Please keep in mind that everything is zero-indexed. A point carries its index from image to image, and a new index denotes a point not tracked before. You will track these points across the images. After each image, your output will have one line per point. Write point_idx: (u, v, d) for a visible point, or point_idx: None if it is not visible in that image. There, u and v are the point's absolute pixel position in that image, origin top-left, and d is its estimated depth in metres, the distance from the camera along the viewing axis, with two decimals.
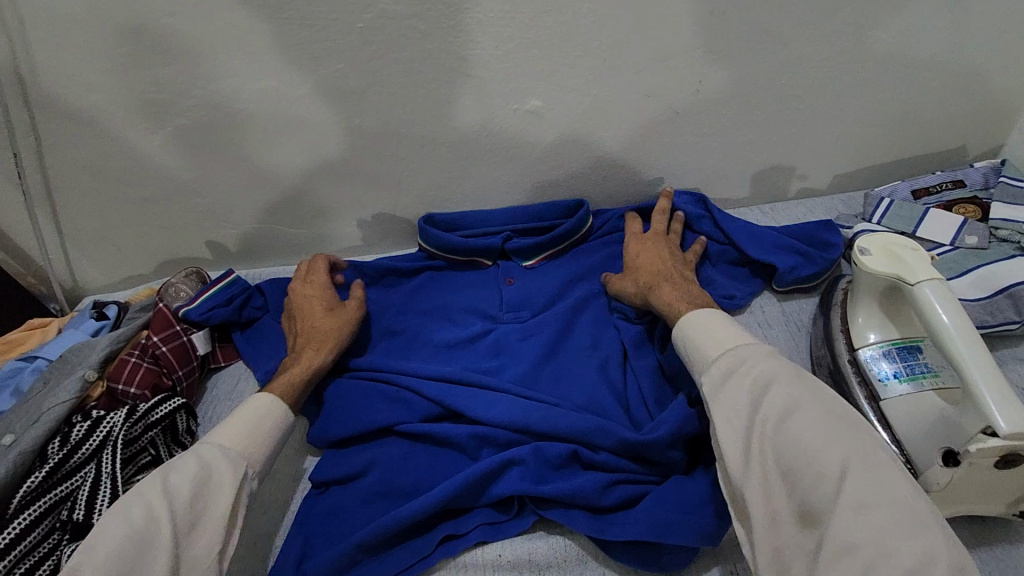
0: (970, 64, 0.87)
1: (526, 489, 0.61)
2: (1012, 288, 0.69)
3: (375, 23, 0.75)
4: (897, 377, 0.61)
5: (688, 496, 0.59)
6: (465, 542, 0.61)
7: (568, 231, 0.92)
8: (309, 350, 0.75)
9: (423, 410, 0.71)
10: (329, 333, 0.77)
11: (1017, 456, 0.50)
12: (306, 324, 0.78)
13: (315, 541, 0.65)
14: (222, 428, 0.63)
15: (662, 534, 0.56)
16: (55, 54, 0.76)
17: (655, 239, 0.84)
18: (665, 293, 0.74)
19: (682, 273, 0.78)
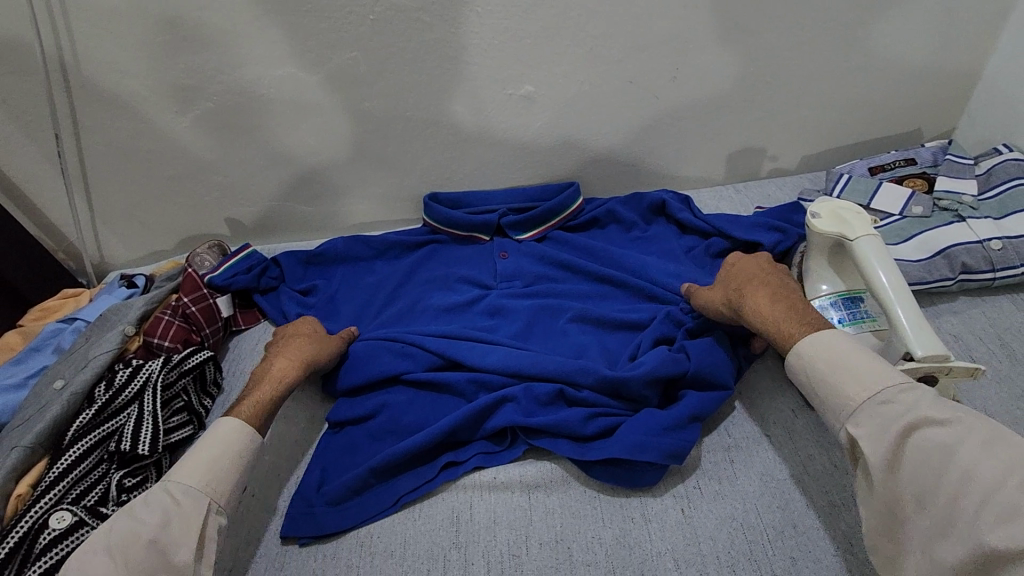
0: (922, 53, 0.96)
1: (519, 421, 0.70)
2: (947, 250, 0.78)
3: (385, 15, 0.84)
4: (841, 323, 0.70)
5: (658, 422, 0.68)
6: (464, 467, 0.70)
7: (557, 209, 1.00)
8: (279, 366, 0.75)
9: (425, 360, 0.80)
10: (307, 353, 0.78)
11: (931, 377, 0.59)
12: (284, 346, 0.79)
13: (333, 470, 0.73)
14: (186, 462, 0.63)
15: (634, 452, 0.65)
16: (99, 42, 0.85)
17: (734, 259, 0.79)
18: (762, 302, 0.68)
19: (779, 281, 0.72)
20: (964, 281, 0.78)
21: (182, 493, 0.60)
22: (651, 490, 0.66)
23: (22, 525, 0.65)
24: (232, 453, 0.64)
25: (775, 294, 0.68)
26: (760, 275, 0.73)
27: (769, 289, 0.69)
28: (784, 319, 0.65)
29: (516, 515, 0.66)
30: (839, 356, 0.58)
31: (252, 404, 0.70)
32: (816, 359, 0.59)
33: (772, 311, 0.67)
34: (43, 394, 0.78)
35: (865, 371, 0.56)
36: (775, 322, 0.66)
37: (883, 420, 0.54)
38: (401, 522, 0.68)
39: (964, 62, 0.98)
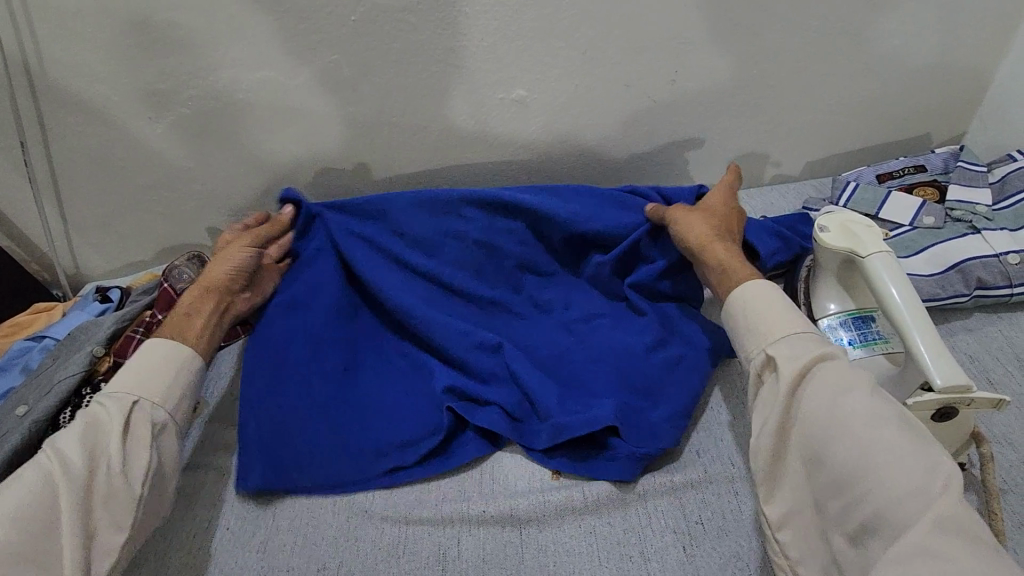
0: (932, 55, 0.92)
1: (505, 432, 0.69)
2: (961, 264, 0.74)
3: (368, 16, 0.79)
4: (852, 344, 0.66)
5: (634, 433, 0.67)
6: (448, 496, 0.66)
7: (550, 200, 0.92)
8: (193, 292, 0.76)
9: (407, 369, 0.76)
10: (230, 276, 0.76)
11: (951, 408, 0.54)
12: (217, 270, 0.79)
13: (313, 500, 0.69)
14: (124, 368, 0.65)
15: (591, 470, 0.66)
16: (64, 45, 0.81)
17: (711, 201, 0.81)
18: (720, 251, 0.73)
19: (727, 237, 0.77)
20: (979, 297, 0.74)
21: (110, 401, 0.62)
22: (649, 523, 0.62)
23: None
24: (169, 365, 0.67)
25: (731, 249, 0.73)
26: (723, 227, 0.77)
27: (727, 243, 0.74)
28: (735, 267, 0.70)
29: (506, 553, 0.62)
30: (766, 301, 0.63)
31: (173, 325, 0.71)
32: (754, 299, 0.64)
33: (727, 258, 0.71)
34: (5, 421, 0.74)
35: (777, 320, 0.61)
36: (727, 268, 0.70)
37: (795, 351, 0.58)
38: (385, 559, 0.64)
39: (977, 65, 0.94)
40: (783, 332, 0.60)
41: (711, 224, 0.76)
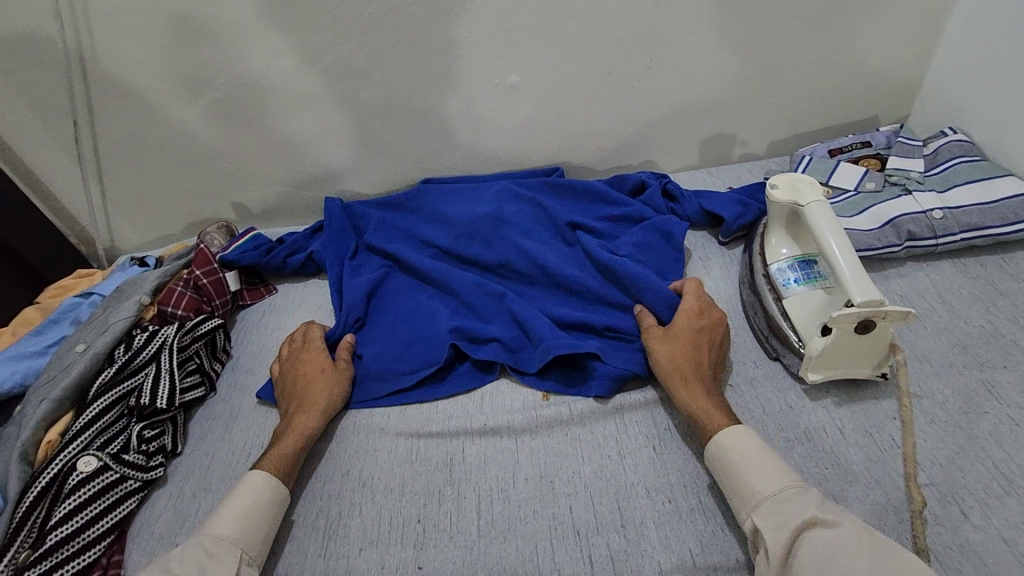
0: (876, 46, 1.05)
1: (505, 361, 0.80)
2: (895, 220, 0.86)
3: (381, 10, 0.91)
4: (797, 282, 0.78)
5: (617, 356, 0.78)
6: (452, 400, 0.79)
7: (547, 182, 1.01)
8: (302, 414, 0.76)
9: (419, 317, 0.88)
10: (318, 396, 0.78)
11: (870, 320, 0.66)
12: (304, 383, 0.79)
13: (338, 420, 0.80)
14: (217, 519, 0.64)
15: (578, 387, 0.78)
16: (115, 36, 0.92)
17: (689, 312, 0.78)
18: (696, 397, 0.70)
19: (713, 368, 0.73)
20: (911, 247, 0.86)
21: (215, 544, 0.61)
22: (625, 430, 0.74)
23: (52, 468, 0.72)
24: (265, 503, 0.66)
25: (709, 388, 0.71)
26: (702, 349, 0.74)
27: (703, 375, 0.72)
28: (713, 414, 0.68)
29: (504, 456, 0.73)
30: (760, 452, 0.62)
31: (278, 459, 0.71)
32: (737, 454, 0.63)
33: (706, 404, 0.69)
34: (65, 357, 0.85)
35: (766, 463, 0.61)
36: (706, 411, 0.68)
37: (780, 519, 0.56)
38: (401, 464, 0.75)
39: (914, 54, 1.06)
40: (771, 492, 0.58)
41: (685, 354, 0.73)
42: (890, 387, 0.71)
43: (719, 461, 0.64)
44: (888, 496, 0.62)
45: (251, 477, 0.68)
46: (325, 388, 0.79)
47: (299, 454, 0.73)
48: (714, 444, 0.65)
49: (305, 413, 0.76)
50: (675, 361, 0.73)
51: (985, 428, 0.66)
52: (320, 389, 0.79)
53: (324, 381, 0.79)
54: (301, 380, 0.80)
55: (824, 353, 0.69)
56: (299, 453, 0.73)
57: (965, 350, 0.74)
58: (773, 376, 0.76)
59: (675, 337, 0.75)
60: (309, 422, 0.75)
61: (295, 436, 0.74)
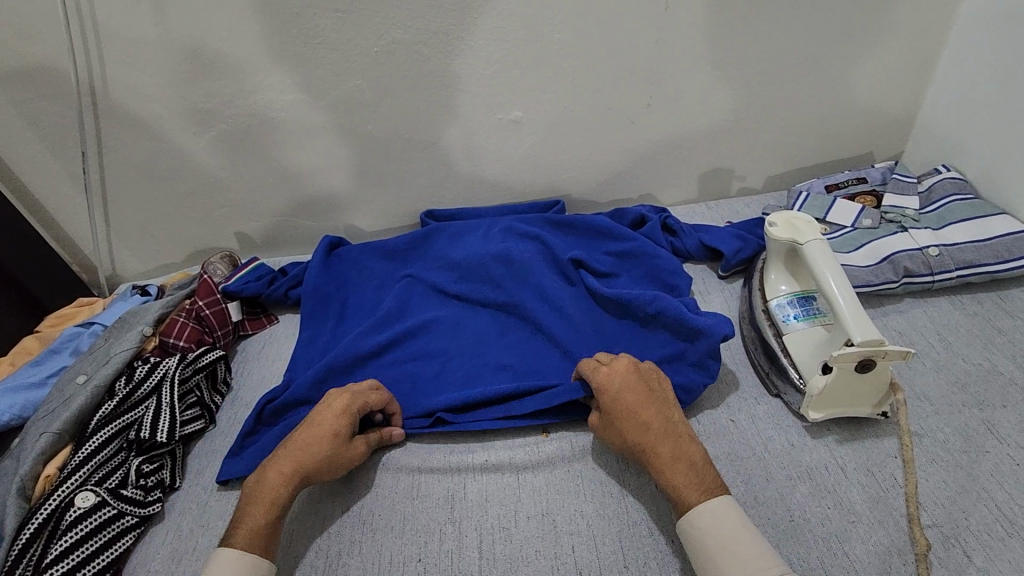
0: (870, 84, 1.07)
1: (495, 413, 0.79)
2: (892, 257, 0.87)
3: (388, 48, 0.93)
4: (796, 318, 0.78)
5: None
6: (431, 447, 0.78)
7: (549, 219, 1.01)
8: (280, 474, 0.67)
9: (419, 363, 0.86)
10: (332, 458, 0.70)
11: (870, 359, 0.67)
12: (303, 437, 0.70)
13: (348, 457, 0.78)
14: None
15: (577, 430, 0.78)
16: (127, 70, 0.94)
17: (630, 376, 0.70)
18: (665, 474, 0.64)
19: (675, 435, 0.66)
20: (908, 284, 0.87)
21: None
22: (630, 470, 0.74)
23: (50, 504, 0.71)
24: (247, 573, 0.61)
25: (674, 444, 0.65)
26: (645, 406, 0.67)
27: (666, 439, 0.65)
28: (684, 482, 0.62)
29: (506, 493, 0.73)
30: (728, 516, 0.59)
31: (251, 531, 0.64)
32: (711, 530, 0.58)
33: (678, 476, 0.63)
34: (66, 388, 0.85)
35: (746, 542, 0.57)
36: (677, 482, 0.63)
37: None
38: (401, 500, 0.74)
39: (907, 94, 1.09)
40: None
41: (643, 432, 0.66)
42: (890, 426, 0.72)
43: (691, 536, 0.60)
44: (892, 537, 0.63)
45: (220, 556, 0.61)
46: (318, 448, 0.69)
47: (276, 524, 0.65)
48: (692, 520, 0.60)
49: (282, 471, 0.67)
50: (630, 436, 0.66)
51: (986, 468, 0.67)
52: (311, 447, 0.69)
53: (320, 442, 0.69)
54: (316, 423, 0.71)
55: (824, 392, 0.69)
56: (277, 520, 0.65)
57: (965, 389, 0.75)
58: (774, 412, 0.76)
59: (614, 416, 0.67)
60: (286, 486, 0.67)
61: (268, 503, 0.66)
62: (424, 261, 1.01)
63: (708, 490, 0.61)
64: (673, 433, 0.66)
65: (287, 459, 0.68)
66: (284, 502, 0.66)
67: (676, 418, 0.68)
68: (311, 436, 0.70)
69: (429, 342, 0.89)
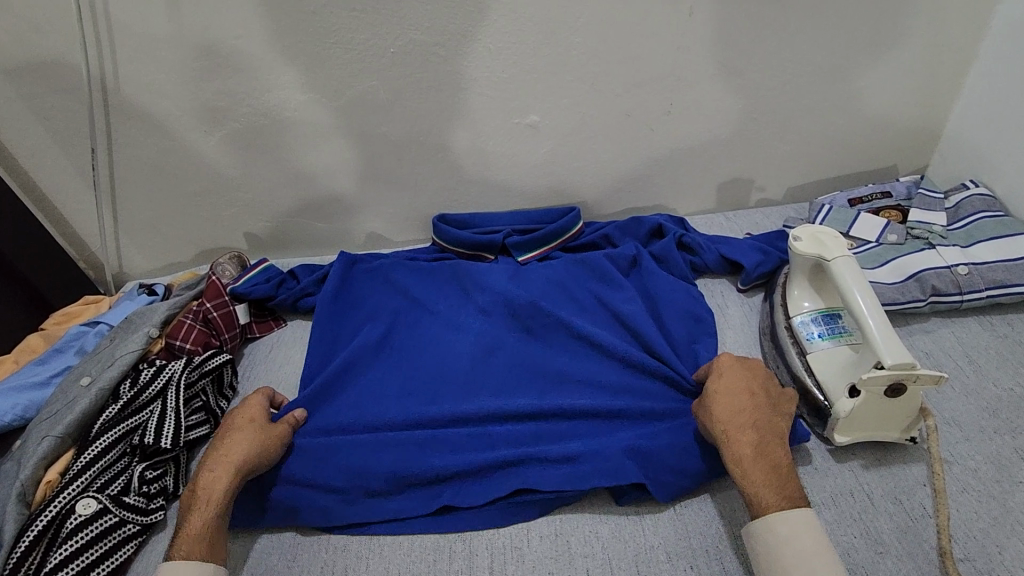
0: (896, 96, 1.05)
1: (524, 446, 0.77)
2: (919, 274, 0.85)
3: (405, 49, 0.91)
4: (821, 337, 0.76)
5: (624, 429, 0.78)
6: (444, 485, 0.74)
7: (569, 261, 0.99)
8: (212, 475, 0.69)
9: (436, 386, 0.85)
10: (232, 451, 0.70)
11: (900, 383, 0.64)
12: (216, 444, 0.72)
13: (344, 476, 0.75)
14: None
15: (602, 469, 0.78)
16: (139, 67, 0.92)
17: (746, 371, 0.72)
18: (747, 463, 0.63)
19: (770, 433, 0.65)
20: (935, 302, 0.85)
21: None
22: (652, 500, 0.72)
23: (51, 510, 0.70)
24: None
25: (764, 440, 0.64)
26: (751, 402, 0.68)
27: (759, 433, 0.65)
28: (763, 484, 0.61)
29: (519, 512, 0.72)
30: (807, 530, 0.57)
31: (190, 536, 0.64)
32: (787, 538, 0.57)
33: (755, 474, 0.62)
34: (70, 390, 0.83)
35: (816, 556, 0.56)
36: (756, 482, 0.62)
37: None
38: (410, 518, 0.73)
39: (932, 105, 1.07)
40: None
41: (734, 416, 0.67)
42: (919, 452, 0.69)
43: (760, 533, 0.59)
44: (920, 570, 0.61)
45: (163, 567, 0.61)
46: (240, 442, 0.71)
47: (214, 524, 0.65)
48: (760, 522, 0.59)
49: (212, 471, 0.69)
50: (723, 420, 0.67)
51: (1020, 499, 0.64)
52: (226, 444, 0.71)
53: (238, 436, 0.72)
54: (218, 437, 0.73)
55: (851, 414, 0.67)
56: (213, 520, 0.66)
57: (996, 415, 0.72)
58: (796, 435, 0.73)
59: (722, 400, 0.69)
60: (218, 486, 0.67)
61: (204, 504, 0.66)
62: (441, 277, 1.00)
63: (788, 497, 0.60)
64: (769, 431, 0.66)
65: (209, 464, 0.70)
66: (220, 500, 0.67)
67: (776, 424, 0.67)
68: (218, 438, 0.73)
69: (447, 366, 0.87)
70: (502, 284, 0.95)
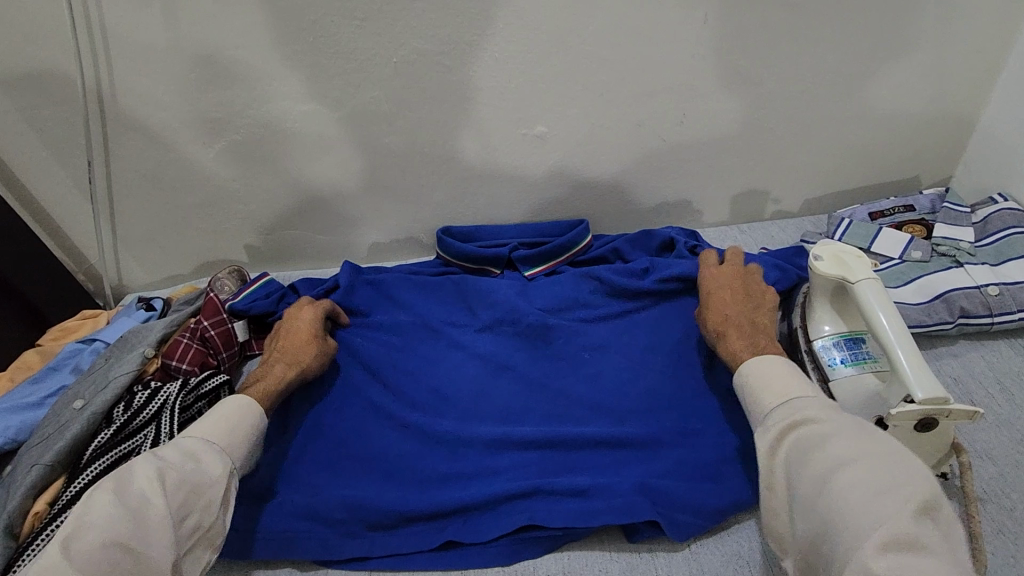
0: (921, 105, 1.00)
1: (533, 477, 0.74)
2: (946, 295, 0.81)
3: (408, 58, 0.88)
4: (844, 363, 0.72)
5: (635, 462, 0.75)
6: (446, 520, 0.71)
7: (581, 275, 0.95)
8: (282, 364, 0.80)
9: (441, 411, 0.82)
10: (290, 336, 0.84)
11: (932, 418, 0.60)
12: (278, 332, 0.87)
13: (337, 509, 0.72)
14: (202, 423, 0.68)
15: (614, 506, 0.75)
16: (135, 78, 0.90)
17: (731, 275, 0.82)
18: (731, 339, 0.74)
19: (753, 317, 0.76)
20: (964, 325, 0.80)
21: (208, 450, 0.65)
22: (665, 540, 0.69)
23: (40, 543, 0.67)
24: (245, 420, 0.70)
25: (745, 321, 0.75)
26: (735, 299, 0.79)
27: (738, 315, 0.76)
28: (739, 349, 0.72)
29: (524, 551, 0.69)
30: (767, 369, 0.66)
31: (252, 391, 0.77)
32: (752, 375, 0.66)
33: (736, 344, 0.73)
34: (63, 413, 0.81)
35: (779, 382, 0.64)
36: (734, 349, 0.73)
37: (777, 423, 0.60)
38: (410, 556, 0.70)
39: (958, 114, 1.02)
40: (773, 402, 0.62)
41: (721, 308, 0.78)
42: (950, 488, 0.66)
43: (741, 383, 0.67)
44: None
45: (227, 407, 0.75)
46: (291, 327, 0.85)
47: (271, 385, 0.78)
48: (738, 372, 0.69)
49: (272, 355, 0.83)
50: (715, 316, 0.78)
51: None
52: (285, 330, 0.85)
53: (292, 322, 0.86)
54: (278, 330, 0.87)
55: None
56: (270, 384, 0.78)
57: None
58: None
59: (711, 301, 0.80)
60: (278, 359, 0.81)
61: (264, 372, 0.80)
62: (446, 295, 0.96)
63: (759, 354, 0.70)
64: (750, 318, 0.76)
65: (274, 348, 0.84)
66: (276, 370, 0.80)
67: (760, 313, 0.77)
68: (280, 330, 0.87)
69: (449, 389, 0.84)
70: (510, 301, 0.91)
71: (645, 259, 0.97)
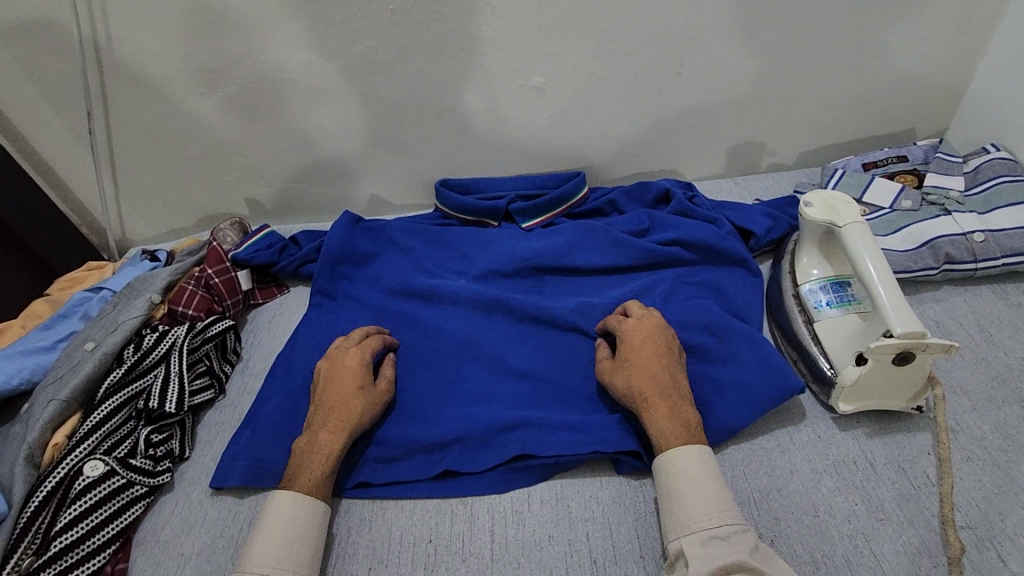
0: (920, 54, 1.00)
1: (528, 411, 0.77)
2: (932, 241, 0.83)
3: (404, 6, 0.88)
4: (829, 305, 0.75)
5: None
6: (445, 451, 0.74)
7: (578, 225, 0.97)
8: (330, 431, 0.71)
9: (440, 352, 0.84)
10: (348, 401, 0.73)
11: (908, 352, 0.63)
12: (333, 389, 0.74)
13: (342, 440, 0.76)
14: (259, 541, 0.63)
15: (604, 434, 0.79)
16: (131, 27, 0.89)
17: (650, 331, 0.74)
18: (658, 416, 0.66)
19: (676, 384, 0.70)
20: (948, 270, 0.83)
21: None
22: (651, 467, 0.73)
23: (59, 471, 0.71)
24: (299, 521, 0.64)
25: (670, 396, 0.68)
26: (656, 361, 0.71)
27: (664, 382, 0.69)
28: (671, 428, 0.65)
29: (520, 478, 0.73)
30: (695, 478, 0.62)
31: (306, 479, 0.68)
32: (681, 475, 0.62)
33: (666, 424, 0.66)
34: (75, 354, 0.84)
35: (710, 506, 0.60)
36: (664, 426, 0.66)
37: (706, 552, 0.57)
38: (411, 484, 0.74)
39: (956, 65, 1.02)
40: (704, 528, 0.59)
41: (645, 374, 0.70)
42: (924, 420, 0.69)
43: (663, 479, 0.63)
44: (921, 537, 0.61)
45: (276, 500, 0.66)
46: (346, 389, 0.74)
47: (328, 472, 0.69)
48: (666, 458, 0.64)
49: (326, 425, 0.71)
50: (637, 385, 0.69)
51: None
52: (340, 387, 0.74)
53: (349, 378, 0.75)
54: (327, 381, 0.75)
55: (856, 383, 0.66)
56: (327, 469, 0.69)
57: (1004, 384, 0.71)
58: (800, 405, 0.73)
59: (633, 363, 0.71)
60: (334, 434, 0.71)
61: (319, 452, 0.69)
62: (445, 245, 0.98)
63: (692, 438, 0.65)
64: (673, 386, 0.69)
65: (327, 411, 0.72)
66: (333, 452, 0.70)
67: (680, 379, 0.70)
68: (332, 380, 0.75)
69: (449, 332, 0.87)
70: (507, 250, 0.94)
71: (641, 210, 0.99)
